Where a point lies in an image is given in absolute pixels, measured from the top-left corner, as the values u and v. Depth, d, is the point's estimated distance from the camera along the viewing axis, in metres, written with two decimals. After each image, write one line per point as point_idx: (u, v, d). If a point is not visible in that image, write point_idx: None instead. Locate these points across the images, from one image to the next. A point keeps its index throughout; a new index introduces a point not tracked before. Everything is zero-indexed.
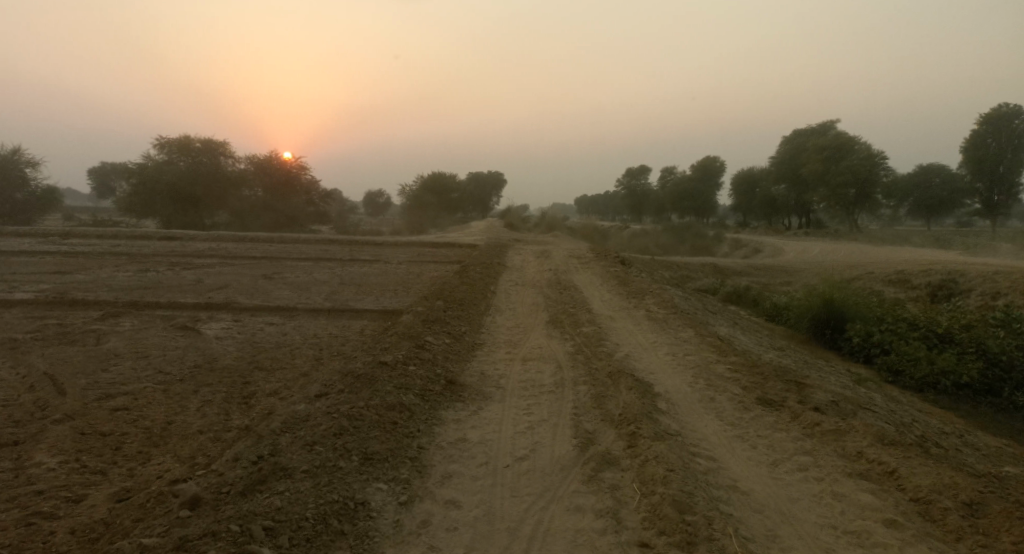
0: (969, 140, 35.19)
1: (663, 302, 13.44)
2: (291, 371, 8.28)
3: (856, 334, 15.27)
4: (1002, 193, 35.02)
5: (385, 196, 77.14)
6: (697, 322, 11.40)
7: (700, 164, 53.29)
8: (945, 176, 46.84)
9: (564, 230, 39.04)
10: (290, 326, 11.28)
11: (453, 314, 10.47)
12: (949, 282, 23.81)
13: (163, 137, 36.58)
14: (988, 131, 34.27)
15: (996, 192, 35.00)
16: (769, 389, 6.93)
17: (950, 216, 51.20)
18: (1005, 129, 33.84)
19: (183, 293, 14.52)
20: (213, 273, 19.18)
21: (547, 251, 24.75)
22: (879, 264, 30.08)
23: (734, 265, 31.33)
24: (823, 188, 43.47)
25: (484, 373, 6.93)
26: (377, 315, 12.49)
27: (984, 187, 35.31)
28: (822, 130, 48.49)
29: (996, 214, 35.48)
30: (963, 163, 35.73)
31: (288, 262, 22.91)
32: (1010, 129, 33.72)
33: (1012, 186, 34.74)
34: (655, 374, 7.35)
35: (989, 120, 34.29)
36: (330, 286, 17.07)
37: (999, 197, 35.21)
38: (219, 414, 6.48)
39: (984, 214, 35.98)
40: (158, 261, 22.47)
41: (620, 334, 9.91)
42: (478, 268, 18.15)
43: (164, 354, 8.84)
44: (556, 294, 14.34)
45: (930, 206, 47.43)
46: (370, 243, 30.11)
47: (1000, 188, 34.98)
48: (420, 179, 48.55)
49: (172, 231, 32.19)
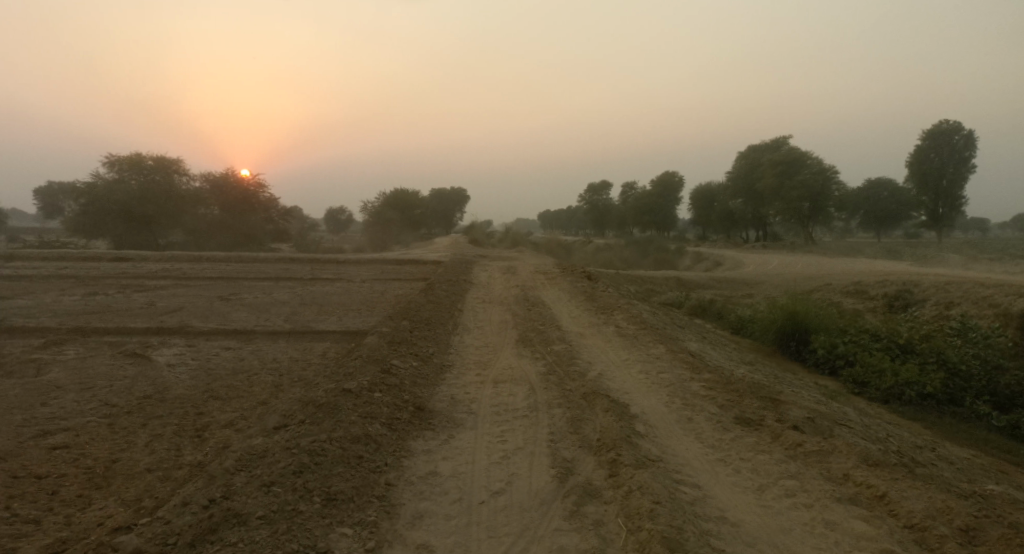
0: (913, 155, 36.30)
1: (632, 317, 13.30)
2: (249, 399, 7.85)
3: (820, 346, 15.34)
4: (947, 206, 36.12)
5: (346, 213, 76.24)
6: (667, 338, 11.27)
7: (660, 179, 53.94)
8: (893, 189, 48.21)
9: (528, 245, 38.94)
10: (248, 351, 10.81)
11: (419, 334, 10.14)
12: (904, 293, 24.31)
13: (113, 155, 35.44)
14: (931, 146, 35.41)
15: (941, 205, 36.08)
16: (746, 407, 6.77)
17: (900, 228, 52.64)
18: (946, 145, 35.03)
19: (134, 318, 13.88)
20: (166, 295, 18.47)
21: (511, 267, 24.53)
22: (837, 275, 30.62)
23: (696, 278, 31.58)
24: (779, 202, 44.30)
25: (453, 398, 6.63)
26: (339, 336, 12.08)
27: (929, 201, 36.33)
28: (777, 146, 49.54)
29: (941, 227, 36.43)
30: (909, 177, 36.84)
31: (246, 282, 22.25)
32: (951, 144, 34.92)
33: (955, 199, 35.88)
34: (631, 394, 7.13)
35: (932, 135, 35.49)
36: (289, 307, 16.54)
37: (943, 210, 36.22)
38: (169, 449, 6.05)
39: (930, 227, 36.91)
40: (108, 283, 21.60)
41: (592, 352, 9.70)
42: (442, 285, 17.83)
43: (110, 384, 8.32)
44: (524, 311, 14.09)
45: (881, 219, 48.72)
46: (330, 261, 29.51)
47: (945, 201, 36.08)
48: (382, 196, 48.03)
49: (124, 252, 31.10)
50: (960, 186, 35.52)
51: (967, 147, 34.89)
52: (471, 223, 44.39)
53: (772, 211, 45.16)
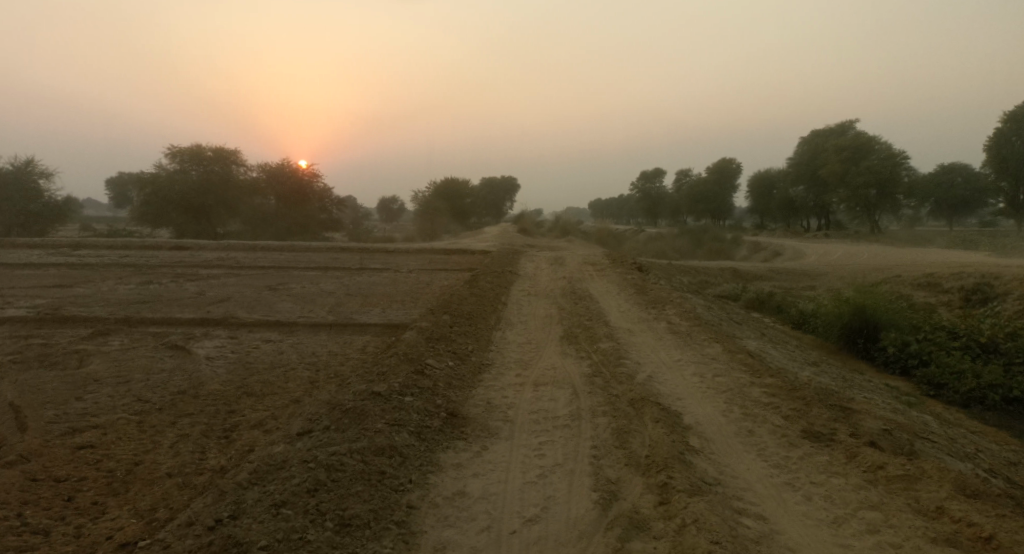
0: (992, 138, 33.99)
1: (685, 312, 12.62)
2: (282, 396, 7.58)
3: (891, 343, 14.33)
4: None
5: (398, 202, 76.85)
6: (723, 336, 10.58)
7: (716, 167, 52.35)
8: (967, 176, 45.55)
9: (579, 234, 38.26)
10: (288, 344, 10.60)
11: (460, 330, 9.75)
12: (983, 285, 22.72)
13: (174, 146, 36.22)
14: (1012, 129, 32.98)
15: (1021, 191, 33.70)
16: (814, 418, 6.13)
17: (974, 216, 49.81)
18: None
19: (182, 307, 13.93)
20: (218, 284, 18.61)
21: (561, 257, 24.00)
22: (906, 266, 28.97)
23: (754, 269, 30.39)
24: (843, 189, 42.34)
25: (490, 402, 6.18)
26: (381, 329, 11.79)
27: (1008, 187, 34.13)
28: (841, 131, 47.37)
29: (1021, 214, 34.25)
30: (986, 162, 34.51)
31: (296, 272, 22.33)
32: None
33: None
34: (684, 401, 6.54)
35: (1013, 118, 33.11)
36: (335, 297, 16.40)
37: None
38: (193, 451, 5.79)
39: (1008, 215, 34.74)
40: (165, 272, 21.98)
41: (642, 351, 9.12)
42: (489, 276, 17.43)
43: (147, 378, 8.18)
44: (571, 305, 13.55)
45: (953, 207, 46.10)
46: (380, 250, 29.51)
47: None
48: (433, 185, 48.00)
49: (183, 241, 31.81)
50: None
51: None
52: (522, 212, 43.91)
53: (835, 199, 43.24)
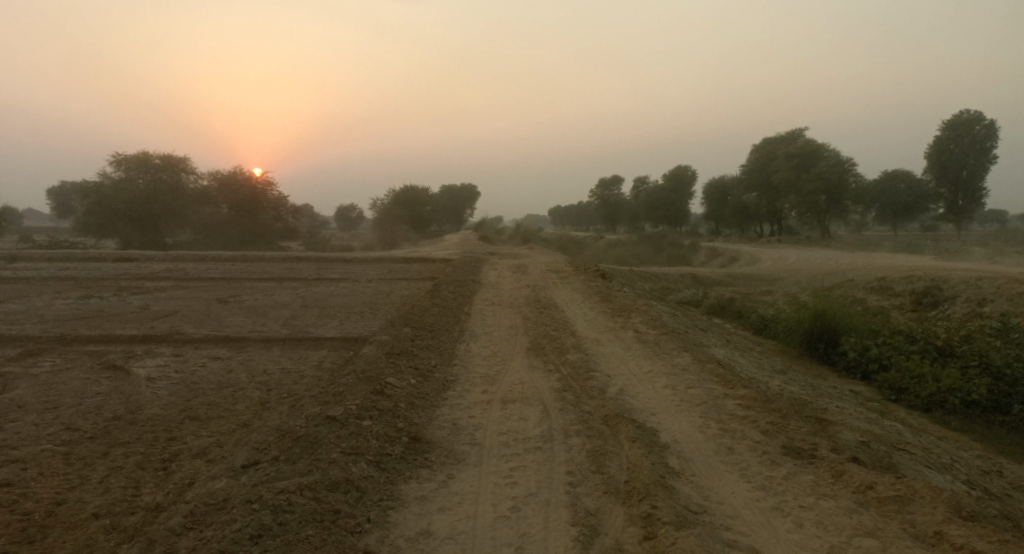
0: (932, 145, 35.01)
1: (651, 320, 12.38)
2: (229, 420, 7.03)
3: (851, 348, 14.35)
4: (967, 198, 34.77)
5: (356, 210, 75.72)
6: (691, 345, 10.35)
7: (672, 174, 52.87)
8: (911, 182, 46.90)
9: (539, 242, 38.03)
10: (238, 362, 9.98)
11: (422, 344, 9.28)
12: (932, 288, 23.17)
13: (119, 154, 34.80)
14: (950, 136, 34.13)
15: (961, 197, 34.74)
16: (793, 431, 5.89)
17: (918, 221, 51.31)
18: (965, 135, 33.76)
19: (124, 323, 13.13)
20: (164, 297, 17.72)
21: (522, 265, 23.68)
22: (859, 270, 29.50)
23: (712, 274, 30.58)
24: (794, 195, 43.13)
25: (455, 423, 5.75)
26: (338, 343, 11.24)
27: (948, 193, 35.08)
28: (792, 138, 48.32)
29: (961, 219, 35.24)
30: (928, 169, 35.49)
31: (248, 283, 21.50)
32: (970, 135, 33.65)
33: (975, 191, 34.52)
34: (659, 417, 6.24)
35: (951, 126, 34.24)
36: (290, 310, 15.74)
37: (963, 202, 34.90)
38: (126, 487, 5.23)
39: (949, 219, 35.71)
40: (107, 285, 20.91)
41: (611, 363, 8.81)
42: (450, 286, 16.96)
43: (79, 404, 7.52)
44: (535, 314, 13.19)
45: (898, 212, 47.38)
46: (337, 260, 28.75)
47: (964, 193, 34.76)
48: (391, 192, 47.29)
49: (129, 252, 30.52)
50: (981, 177, 34.15)
51: (987, 137, 33.47)
52: (481, 219, 43.54)
53: (787, 205, 44.00)
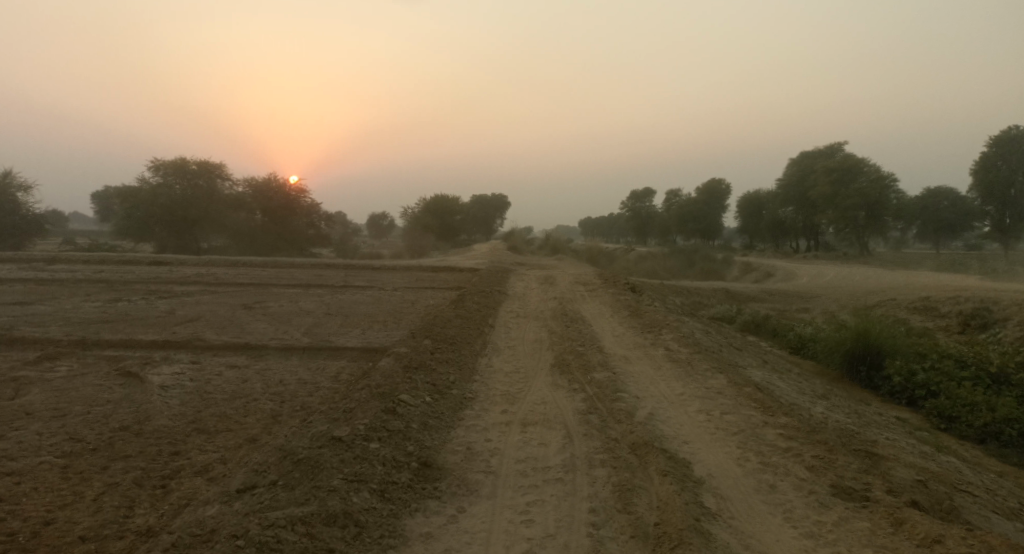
0: (978, 162, 33.73)
1: (683, 337, 11.83)
2: (237, 434, 6.71)
3: (896, 372, 13.58)
4: (1014, 216, 33.37)
5: (388, 218, 76.27)
6: (726, 366, 9.79)
7: (706, 187, 51.99)
8: (954, 199, 45.40)
9: (569, 253, 37.56)
10: (255, 371, 9.70)
11: (442, 357, 8.88)
12: (981, 309, 22.10)
13: (157, 159, 35.30)
14: (998, 153, 32.85)
15: (1008, 215, 33.33)
16: (840, 467, 5.37)
17: (961, 239, 49.64)
18: (1014, 152, 32.44)
19: (146, 328, 13.02)
20: (191, 302, 17.68)
21: (551, 276, 23.25)
22: (900, 289, 28.44)
23: (746, 290, 29.76)
24: (832, 210, 42.00)
25: (471, 448, 5.35)
26: (358, 354, 10.92)
27: (995, 210, 33.66)
28: (830, 152, 47.16)
29: (1008, 238, 33.71)
30: (973, 186, 34.14)
31: (276, 289, 21.44)
32: (1020, 152, 32.33)
33: None
34: (692, 446, 5.77)
35: (998, 142, 32.96)
36: (314, 317, 15.50)
37: (1011, 220, 33.43)
38: (119, 506, 4.93)
39: (995, 238, 34.20)
40: (138, 288, 21.02)
41: (640, 383, 8.32)
42: (476, 296, 16.61)
43: (87, 412, 7.30)
44: (562, 328, 12.72)
45: (941, 230, 45.85)
46: (365, 267, 28.66)
47: (1012, 211, 33.31)
48: (422, 201, 47.26)
49: (164, 255, 30.84)
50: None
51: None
52: (512, 229, 43.19)
53: (825, 220, 42.88)
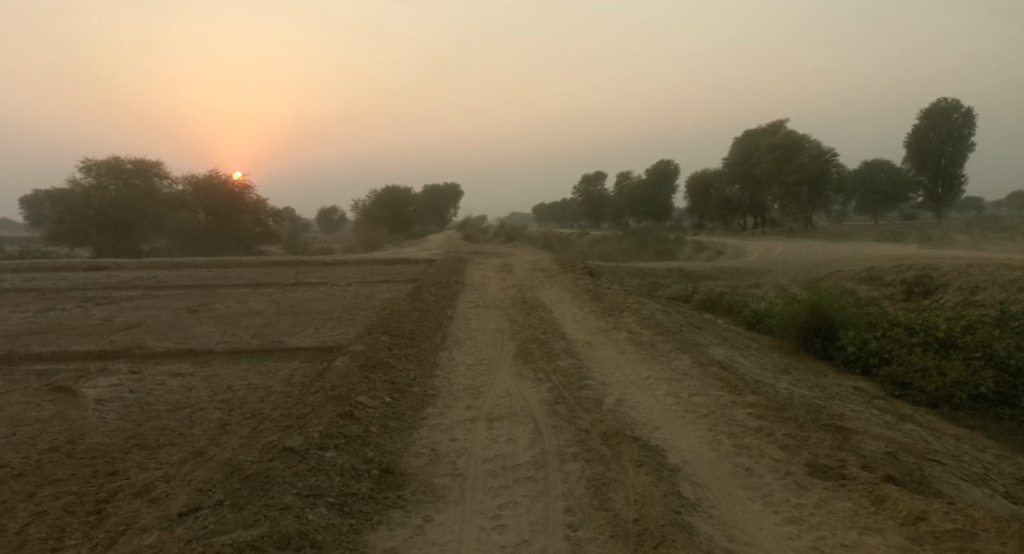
0: (910, 134, 34.72)
1: (644, 319, 11.72)
2: (182, 448, 6.27)
3: (850, 342, 13.77)
4: (946, 186, 34.54)
5: (338, 212, 74.93)
6: (689, 346, 9.68)
7: (654, 169, 52.45)
8: (890, 170, 46.84)
9: (523, 239, 37.39)
10: (201, 378, 9.18)
11: (400, 353, 8.54)
12: (923, 276, 22.75)
13: (89, 160, 33.64)
14: (929, 125, 33.84)
15: (940, 185, 34.49)
16: (813, 444, 5.27)
17: (899, 209, 51.29)
18: (944, 124, 33.48)
19: (82, 338, 12.27)
20: (131, 308, 16.84)
21: (507, 264, 22.98)
22: (846, 260, 29.14)
23: (699, 268, 30.08)
24: (777, 187, 42.83)
25: (435, 449, 5.06)
26: (311, 354, 10.47)
27: (929, 181, 34.82)
28: (773, 130, 48.02)
29: (941, 207, 34.93)
30: (907, 158, 35.20)
31: (222, 290, 20.65)
32: (949, 123, 33.37)
33: (955, 179, 34.21)
34: (664, 432, 5.60)
35: (929, 114, 34.03)
36: (264, 318, 14.92)
37: (943, 190, 34.63)
38: (48, 538, 4.48)
39: (930, 207, 35.40)
40: (73, 296, 19.96)
41: (605, 369, 8.13)
42: (432, 288, 16.23)
43: (13, 434, 6.73)
44: (522, 317, 12.48)
45: (880, 201, 47.26)
46: (316, 263, 27.92)
47: (944, 181, 34.47)
48: (372, 193, 46.37)
49: (102, 260, 29.45)
50: (961, 165, 33.92)
51: (965, 125, 33.32)
52: (464, 218, 42.75)
53: (771, 197, 43.69)
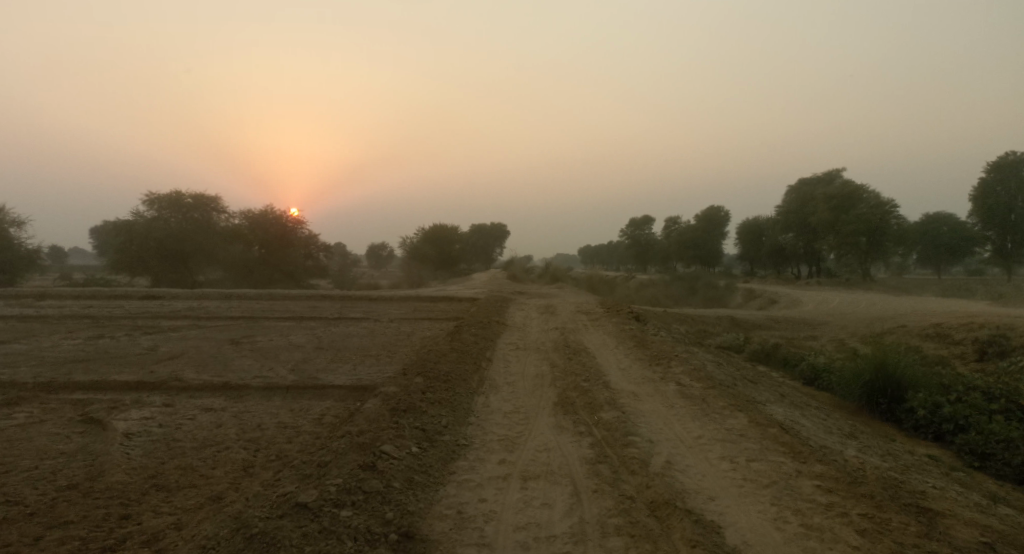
0: (977, 188, 33.21)
1: (695, 371, 11.04)
2: (199, 492, 5.94)
3: (920, 405, 12.80)
4: (1015, 242, 32.71)
5: (388, 249, 76.05)
6: (744, 402, 9.01)
7: (704, 214, 51.57)
8: (954, 225, 45.11)
9: (569, 281, 36.92)
10: (231, 414, 8.90)
11: (434, 397, 8.12)
12: (996, 335, 21.34)
13: (152, 193, 34.83)
14: (997, 179, 32.34)
15: (1009, 241, 32.73)
16: (894, 531, 4.62)
17: (963, 264, 49.15)
18: (1013, 178, 31.94)
19: (123, 367, 12.24)
20: (177, 338, 16.93)
21: (552, 306, 22.51)
22: (909, 315, 27.71)
23: (751, 317, 29.03)
24: (834, 236, 41.47)
25: (462, 512, 4.58)
26: (345, 393, 10.13)
27: (996, 236, 33.11)
28: (829, 178, 46.79)
29: (1010, 263, 33.11)
30: (973, 211, 33.50)
31: (267, 323, 20.72)
32: (1018, 178, 31.84)
33: None
34: (720, 504, 5.02)
35: (996, 167, 32.51)
36: (303, 352, 14.73)
37: (1011, 246, 32.83)
38: None
39: (998, 263, 33.60)
40: (124, 324, 20.29)
41: (652, 424, 7.53)
42: (474, 328, 15.86)
43: (33, 467, 6.51)
44: (565, 362, 11.93)
45: (943, 255, 45.40)
46: (362, 298, 27.99)
47: (1013, 236, 32.72)
48: (421, 231, 46.68)
49: (156, 289, 30.14)
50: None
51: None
52: (511, 258, 42.50)
53: (826, 246, 42.34)
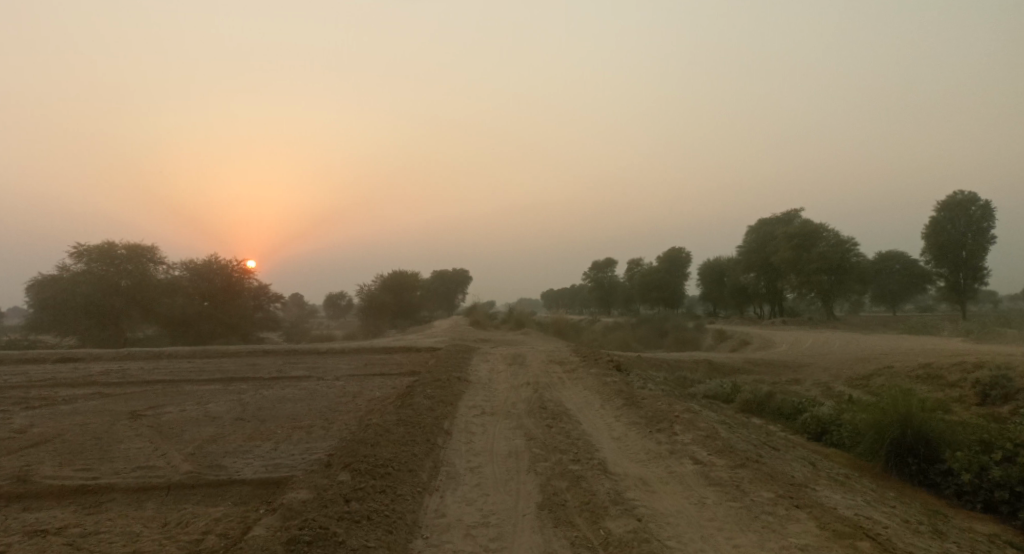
0: (928, 226, 32.03)
1: (711, 441, 8.58)
2: None
3: (963, 467, 10.45)
4: (968, 276, 31.31)
5: (346, 298, 72.76)
6: (793, 492, 6.65)
7: (666, 256, 50.09)
8: (905, 262, 44.61)
9: (534, 326, 34.44)
10: (68, 540, 6.13)
11: (362, 507, 5.53)
12: (997, 374, 19.40)
13: (80, 245, 31.33)
14: (947, 217, 31.26)
15: (962, 276, 31.32)
16: None
17: (917, 301, 48.48)
18: (962, 215, 30.97)
19: None
20: (71, 412, 13.81)
21: (518, 355, 19.99)
22: (890, 354, 25.99)
23: (729, 360, 26.89)
24: (796, 276, 40.10)
25: None
26: (250, 493, 7.44)
27: (948, 272, 31.64)
28: (787, 218, 45.71)
29: (964, 301, 31.60)
30: (924, 249, 32.25)
31: (191, 387, 17.69)
32: (966, 215, 30.90)
33: (978, 271, 31.20)
34: None
35: (944, 206, 31.51)
36: (219, 427, 11.85)
37: (965, 281, 31.43)
38: None
39: (952, 300, 32.06)
40: (17, 395, 16.97)
41: (689, 544, 5.12)
42: (430, 386, 13.21)
43: None
44: (542, 432, 9.36)
45: (898, 294, 44.61)
46: (308, 352, 25.01)
47: (966, 272, 31.38)
48: (378, 278, 43.78)
49: (77, 350, 26.51)
50: (981, 257, 30.95)
51: (983, 217, 30.79)
52: (473, 305, 39.84)
53: (789, 285, 40.86)
